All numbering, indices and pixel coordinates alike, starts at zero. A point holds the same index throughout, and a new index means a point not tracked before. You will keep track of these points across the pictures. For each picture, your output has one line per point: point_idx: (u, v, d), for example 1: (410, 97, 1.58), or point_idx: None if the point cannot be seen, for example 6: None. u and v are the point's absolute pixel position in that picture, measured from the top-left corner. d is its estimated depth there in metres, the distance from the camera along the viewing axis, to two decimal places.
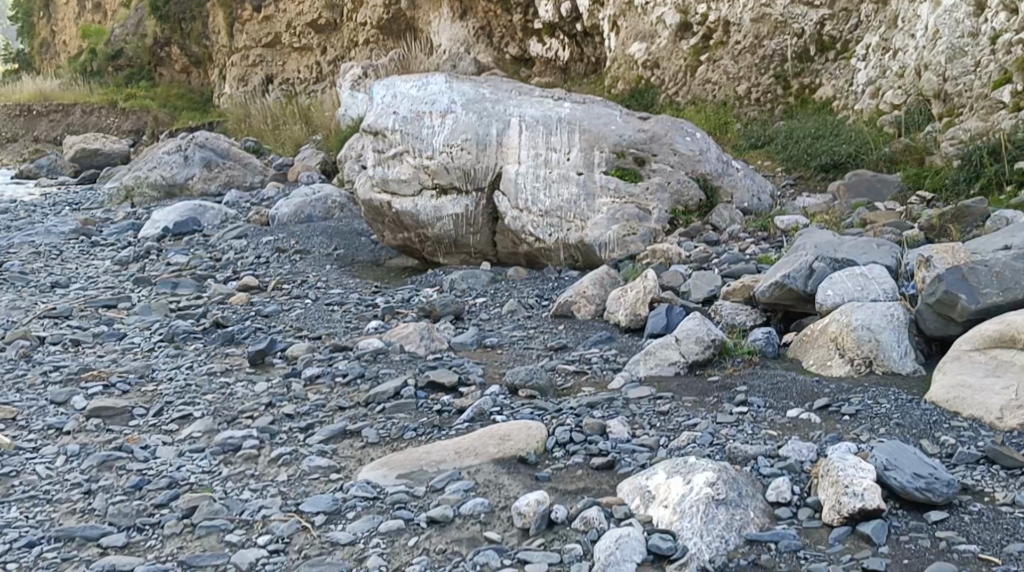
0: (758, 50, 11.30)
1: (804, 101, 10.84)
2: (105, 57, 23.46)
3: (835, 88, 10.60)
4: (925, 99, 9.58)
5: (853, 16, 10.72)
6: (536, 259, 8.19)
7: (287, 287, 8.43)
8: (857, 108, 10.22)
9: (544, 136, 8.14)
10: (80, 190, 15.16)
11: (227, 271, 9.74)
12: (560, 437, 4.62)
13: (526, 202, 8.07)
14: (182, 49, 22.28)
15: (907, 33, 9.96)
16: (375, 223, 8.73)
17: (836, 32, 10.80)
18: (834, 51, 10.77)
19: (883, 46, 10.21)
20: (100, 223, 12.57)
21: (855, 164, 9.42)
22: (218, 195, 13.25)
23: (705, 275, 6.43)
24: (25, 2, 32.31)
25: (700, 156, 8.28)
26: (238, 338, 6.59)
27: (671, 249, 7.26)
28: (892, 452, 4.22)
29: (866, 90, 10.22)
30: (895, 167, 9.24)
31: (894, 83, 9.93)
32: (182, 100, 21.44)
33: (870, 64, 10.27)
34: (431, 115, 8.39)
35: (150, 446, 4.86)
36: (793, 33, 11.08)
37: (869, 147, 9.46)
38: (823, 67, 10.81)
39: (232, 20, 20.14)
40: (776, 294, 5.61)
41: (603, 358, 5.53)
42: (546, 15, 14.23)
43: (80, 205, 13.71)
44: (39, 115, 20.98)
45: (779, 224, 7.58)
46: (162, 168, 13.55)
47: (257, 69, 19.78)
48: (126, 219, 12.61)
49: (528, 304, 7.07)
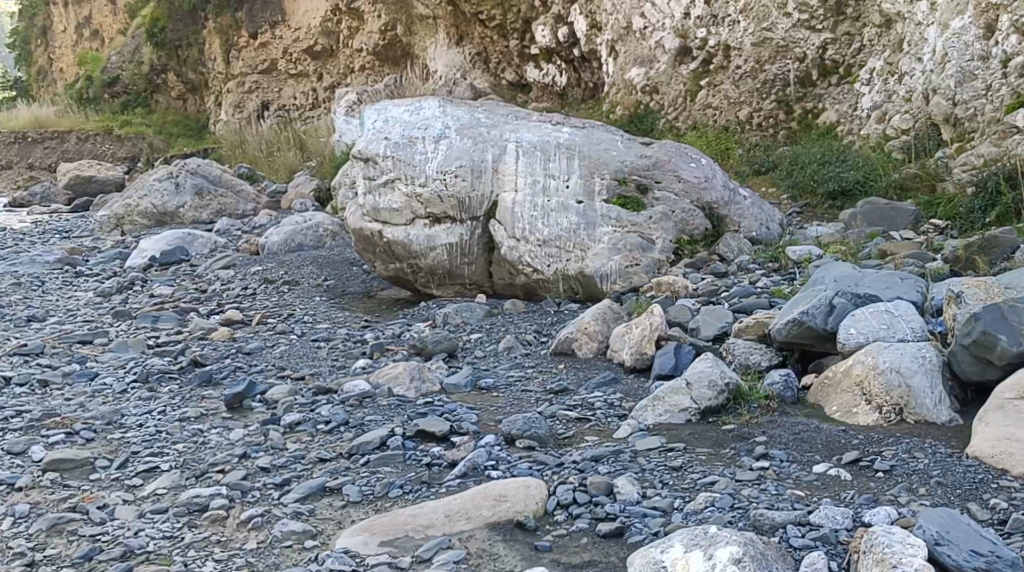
0: (759, 75, 10.90)
1: (807, 126, 10.48)
2: (99, 84, 23.12)
3: (839, 113, 10.22)
4: (934, 124, 9.20)
5: (856, 40, 10.30)
6: (534, 291, 7.78)
7: (272, 321, 8.02)
8: (863, 133, 9.84)
9: (542, 162, 7.77)
10: (70, 218, 14.79)
11: (213, 304, 9.34)
12: (562, 498, 4.22)
13: (524, 231, 7.66)
14: (178, 76, 21.97)
15: (913, 57, 9.57)
16: (365, 252, 8.25)
17: (839, 56, 10.38)
18: (836, 75, 10.40)
19: (888, 70, 9.84)
20: (86, 252, 12.17)
21: (864, 190, 9.03)
22: (209, 223, 12.86)
23: (715, 310, 6.02)
24: (23, 29, 32.06)
25: (705, 183, 7.91)
26: (215, 378, 6.19)
27: (678, 281, 6.87)
28: (944, 524, 3.79)
29: (872, 115, 9.85)
30: (906, 194, 8.87)
31: (901, 107, 9.56)
32: (179, 126, 21.13)
33: (875, 89, 9.90)
34: (424, 141, 7.97)
35: (108, 505, 4.44)
36: (795, 57, 10.66)
37: (878, 173, 9.08)
38: (825, 92, 10.46)
39: (229, 46, 19.64)
40: (795, 333, 5.19)
41: (607, 404, 5.11)
42: (544, 39, 13.85)
43: (68, 233, 13.33)
44: (32, 142, 20.66)
45: (792, 254, 7.16)
46: (152, 195, 13.09)
47: (253, 95, 19.44)
48: (113, 248, 12.23)
49: (525, 341, 6.67)
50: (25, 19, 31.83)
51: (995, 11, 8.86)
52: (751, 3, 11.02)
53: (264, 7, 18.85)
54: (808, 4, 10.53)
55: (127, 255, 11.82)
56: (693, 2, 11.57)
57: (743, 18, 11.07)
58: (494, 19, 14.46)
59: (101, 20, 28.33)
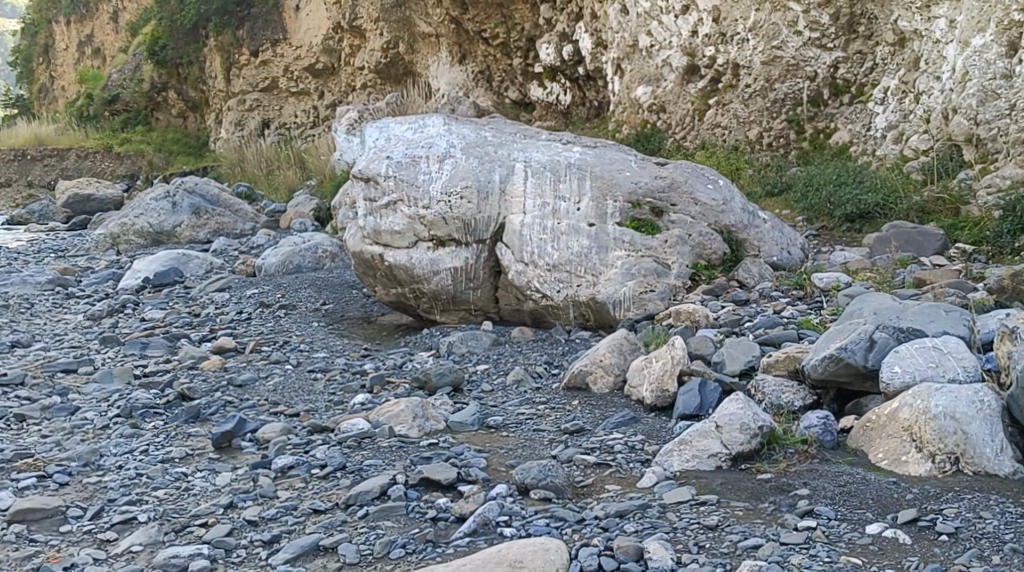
0: (768, 94, 10.51)
1: (818, 146, 10.05)
2: (99, 101, 22.69)
3: (852, 133, 9.82)
4: (954, 144, 8.79)
5: (868, 59, 9.91)
6: (542, 317, 7.37)
7: (266, 350, 7.60)
8: (878, 154, 9.42)
9: (552, 183, 7.38)
10: (67, 236, 14.40)
11: (205, 329, 8.93)
12: (586, 563, 3.84)
13: (533, 255, 7.25)
14: (178, 94, 21.59)
15: (931, 76, 9.15)
16: (365, 276, 7.83)
17: (850, 75, 10.01)
18: (848, 95, 10.00)
19: (903, 89, 9.43)
20: (80, 272, 11.76)
21: (884, 214, 8.64)
22: (206, 243, 12.44)
23: (739, 342, 5.59)
24: (24, 47, 31.69)
25: (724, 206, 7.47)
26: (204, 414, 5.77)
27: (698, 310, 6.44)
28: None
29: (887, 136, 9.44)
30: (928, 217, 8.48)
31: (919, 127, 9.13)
32: (179, 144, 20.77)
33: (890, 108, 9.49)
34: (428, 160, 7.56)
35: (76, 565, 4.03)
36: (806, 76, 10.27)
37: (899, 195, 8.69)
38: (837, 112, 10.04)
39: (230, 64, 19.22)
40: (831, 370, 4.79)
41: (628, 447, 4.70)
42: (547, 57, 13.48)
43: (64, 252, 12.94)
44: (32, 160, 20.28)
45: (817, 282, 6.73)
46: (149, 214, 12.71)
47: (253, 113, 19.05)
48: (107, 268, 11.82)
49: (535, 373, 6.26)
50: (26, 37, 31.47)
51: (1017, 28, 8.43)
52: (762, 20, 10.59)
53: (265, 24, 18.51)
54: (819, 22, 10.12)
55: (121, 276, 11.42)
56: (700, 19, 11.16)
57: (752, 35, 10.66)
58: (498, 38, 14.09)
59: (103, 38, 28.02)
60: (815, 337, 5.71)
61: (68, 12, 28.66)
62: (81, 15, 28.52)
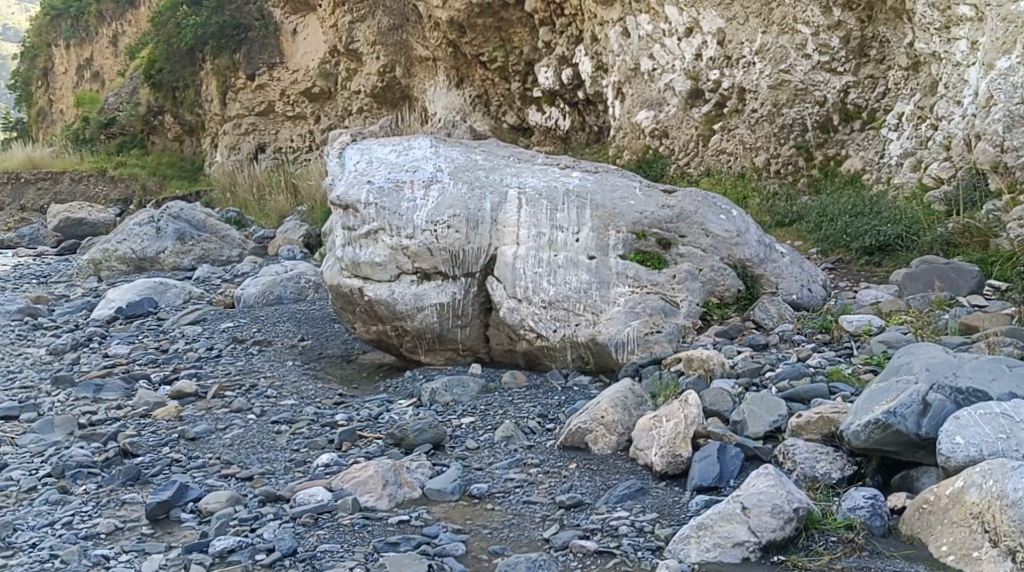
0: (776, 119, 9.75)
1: (828, 174, 9.33)
2: (96, 125, 21.99)
3: (864, 161, 9.10)
4: (979, 173, 8.01)
5: (880, 83, 9.23)
6: (537, 360, 6.61)
7: (230, 395, 6.81)
8: (895, 183, 8.66)
9: (548, 212, 6.64)
10: (52, 261, 13.65)
11: (167, 369, 8.15)
12: None
13: (527, 290, 6.53)
14: (175, 118, 20.53)
15: (951, 100, 8.39)
16: (343, 311, 7.05)
17: (861, 100, 9.31)
18: (859, 120, 9.28)
19: (919, 115, 8.70)
20: (53, 300, 11.00)
21: (905, 246, 7.91)
22: (190, 271, 11.62)
23: (764, 398, 4.84)
24: (25, 71, 30.84)
25: (737, 238, 6.72)
26: (144, 476, 5.00)
27: (713, 357, 5.68)
28: None
29: (903, 164, 8.71)
30: (954, 251, 7.72)
31: (939, 155, 8.39)
32: (173, 168, 19.75)
33: (906, 134, 8.75)
34: (413, 186, 6.82)
35: None
36: (815, 101, 9.56)
37: (922, 225, 7.94)
38: (848, 138, 9.32)
39: (226, 89, 18.18)
40: (877, 438, 4.21)
41: (635, 529, 4.20)
42: (545, 82, 12.76)
43: (46, 279, 12.16)
44: (26, 182, 19.59)
45: (847, 325, 5.98)
46: (131, 240, 11.93)
47: (249, 138, 18.06)
48: (82, 297, 11.05)
49: (527, 429, 5.53)
50: (26, 61, 30.65)
51: None
52: (768, 43, 9.91)
53: (262, 48, 17.68)
54: (829, 45, 9.46)
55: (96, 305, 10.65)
56: (705, 41, 10.48)
57: (759, 59, 9.95)
58: (496, 62, 13.34)
59: (103, 62, 27.30)
60: (849, 393, 4.99)
61: (69, 36, 28.05)
62: (81, 39, 27.91)
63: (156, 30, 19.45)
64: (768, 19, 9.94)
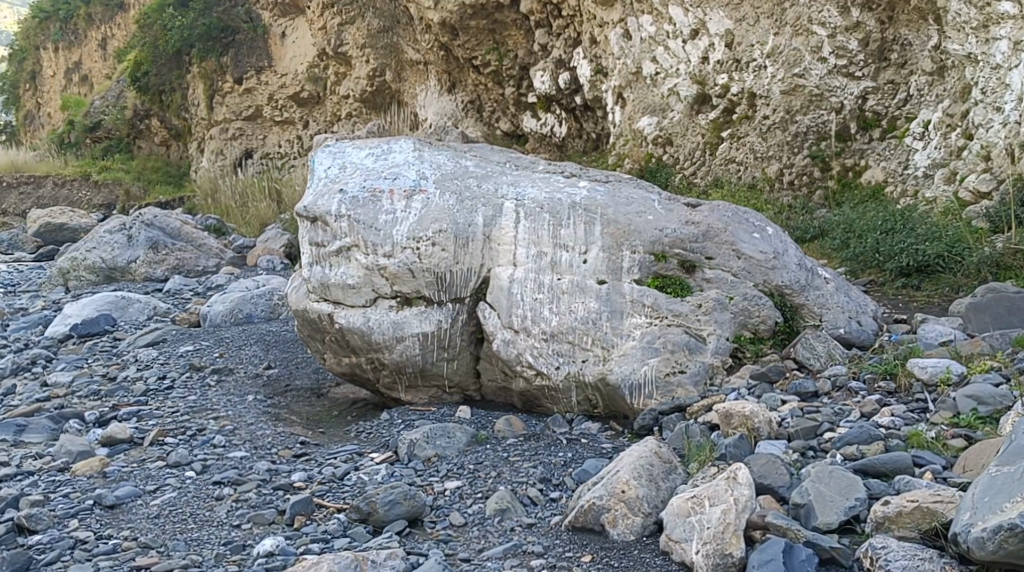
0: (789, 126, 8.66)
1: (847, 186, 8.28)
2: (81, 128, 20.69)
3: (886, 172, 8.03)
4: None
5: (901, 90, 8.18)
6: (535, 401, 5.53)
7: (171, 442, 5.67)
8: (926, 197, 7.54)
9: (550, 227, 5.52)
10: (25, 268, 12.39)
11: (110, 403, 6.96)
12: None
13: (525, 321, 5.45)
14: (161, 121, 19.28)
15: (988, 107, 7.28)
16: (311, 341, 5.90)
17: (880, 107, 8.26)
18: (879, 129, 8.23)
19: (948, 123, 7.62)
20: (9, 315, 9.72)
21: (949, 268, 6.75)
22: (162, 282, 10.36)
23: (834, 475, 4.04)
24: (10, 73, 29.38)
25: (775, 260, 5.53)
26: (35, 566, 4.19)
27: (756, 413, 4.57)
28: None
29: (932, 176, 7.62)
30: (1005, 273, 6.54)
31: (976, 166, 7.28)
32: (157, 173, 18.54)
33: (932, 145, 7.69)
34: (392, 195, 5.69)
35: None
36: (832, 108, 8.47)
37: (968, 244, 6.76)
38: (867, 147, 8.27)
39: (212, 92, 16.94)
40: (1011, 548, 3.48)
41: None
42: (541, 86, 11.63)
43: (12, 289, 10.90)
44: (8, 187, 18.14)
45: (919, 371, 4.92)
46: (100, 248, 10.58)
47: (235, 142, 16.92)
48: (40, 311, 9.76)
49: (526, 500, 4.44)
50: (14, 64, 29.22)
51: None
52: (781, 44, 8.75)
53: (250, 52, 16.44)
54: (847, 47, 8.38)
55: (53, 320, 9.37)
56: (712, 43, 9.27)
57: (771, 63, 8.80)
58: (489, 66, 12.22)
59: (92, 66, 26.05)
60: (954, 477, 4.07)
61: (57, 38, 26.82)
62: (70, 43, 26.68)
63: (140, 32, 18.23)
64: (780, 20, 8.78)
